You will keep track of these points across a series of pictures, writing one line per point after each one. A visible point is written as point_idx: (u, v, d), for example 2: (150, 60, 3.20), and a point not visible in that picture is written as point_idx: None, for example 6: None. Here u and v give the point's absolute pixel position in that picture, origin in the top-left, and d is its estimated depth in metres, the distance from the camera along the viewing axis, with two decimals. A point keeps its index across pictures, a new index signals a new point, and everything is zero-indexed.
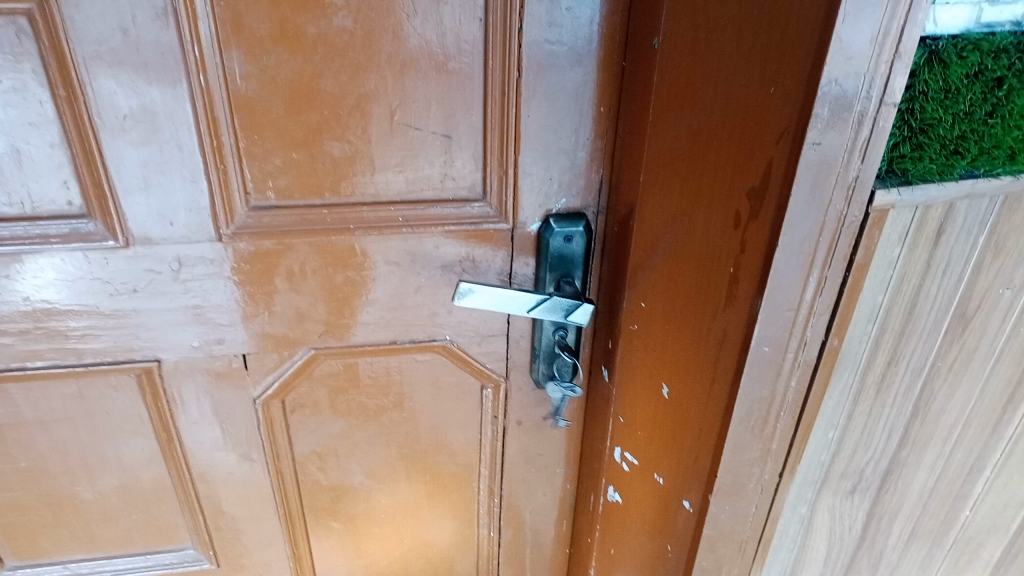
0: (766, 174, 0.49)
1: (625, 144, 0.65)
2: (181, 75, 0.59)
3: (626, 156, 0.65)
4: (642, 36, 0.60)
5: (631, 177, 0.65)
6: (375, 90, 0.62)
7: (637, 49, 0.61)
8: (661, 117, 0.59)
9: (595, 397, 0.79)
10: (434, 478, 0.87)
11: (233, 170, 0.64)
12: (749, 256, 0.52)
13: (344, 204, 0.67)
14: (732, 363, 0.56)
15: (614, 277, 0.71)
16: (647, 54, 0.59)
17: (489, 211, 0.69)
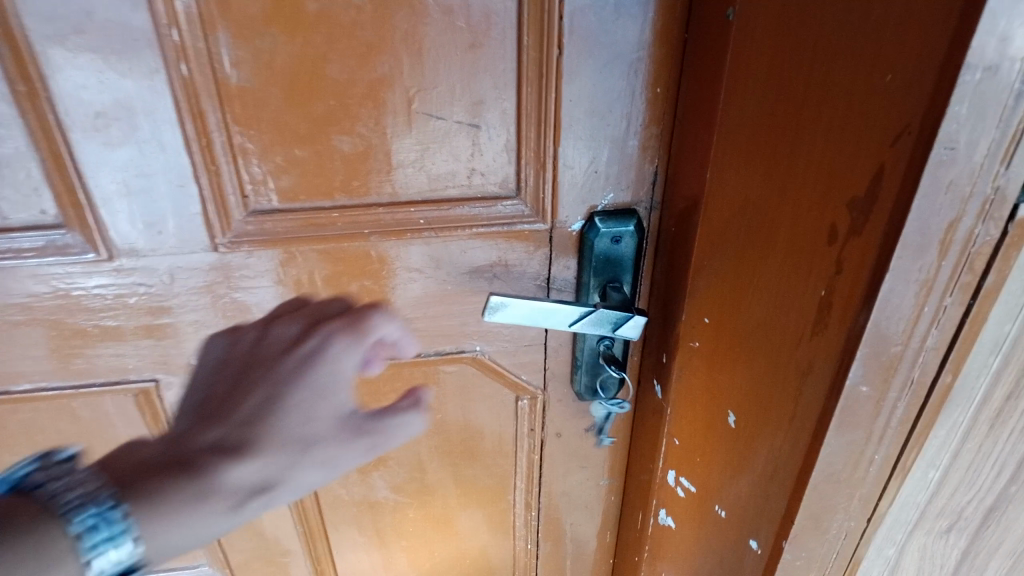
0: (875, 183, 0.39)
1: (688, 133, 0.55)
2: (160, 63, 0.50)
3: (688, 146, 0.55)
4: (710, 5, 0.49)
5: (695, 174, 0.55)
6: (388, 74, 0.53)
7: (704, 20, 0.50)
8: (738, 105, 0.48)
9: (644, 412, 0.71)
10: (466, 494, 0.80)
11: (228, 172, 0.55)
12: (848, 278, 0.43)
13: (357, 205, 0.58)
14: (821, 398, 0.47)
15: (670, 286, 0.61)
16: (718, 29, 0.48)
17: (523, 209, 0.60)
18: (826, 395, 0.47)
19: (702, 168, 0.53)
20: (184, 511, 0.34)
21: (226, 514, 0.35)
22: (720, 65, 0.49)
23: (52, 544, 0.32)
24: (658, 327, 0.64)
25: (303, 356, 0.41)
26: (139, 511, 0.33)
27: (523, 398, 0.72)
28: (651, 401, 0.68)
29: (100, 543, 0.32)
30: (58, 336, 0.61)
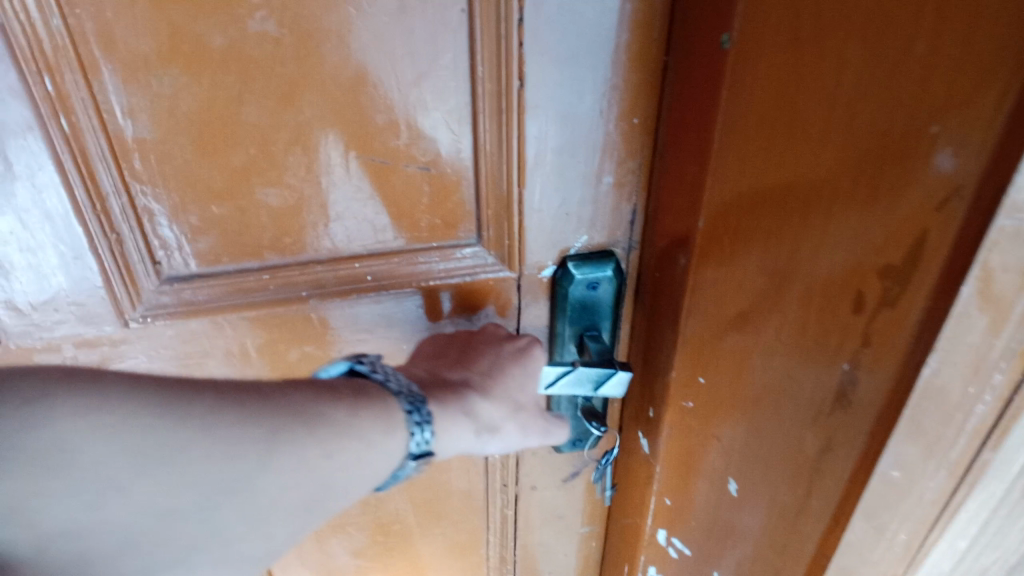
0: (916, 252, 0.33)
1: (670, 167, 0.48)
2: (34, 118, 0.41)
3: (672, 182, 0.48)
4: (696, 26, 0.41)
5: (681, 217, 0.47)
6: (319, 115, 0.44)
7: (689, 42, 0.42)
8: (735, 145, 0.41)
9: (626, 460, 0.64)
10: (435, 553, 0.73)
11: (133, 237, 0.46)
12: (880, 353, 0.36)
13: (292, 263, 0.50)
14: (843, 480, 0.41)
15: (654, 334, 0.54)
16: (709, 56, 0.41)
17: (486, 258, 0.52)
18: (851, 478, 0.41)
19: (688, 211, 0.46)
20: (453, 423, 0.44)
21: (473, 435, 0.45)
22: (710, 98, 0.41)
23: (393, 414, 0.41)
24: (643, 374, 0.57)
25: (518, 348, 0.50)
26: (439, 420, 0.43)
27: (493, 454, 0.64)
28: (634, 452, 0.62)
29: (415, 426, 0.41)
30: None
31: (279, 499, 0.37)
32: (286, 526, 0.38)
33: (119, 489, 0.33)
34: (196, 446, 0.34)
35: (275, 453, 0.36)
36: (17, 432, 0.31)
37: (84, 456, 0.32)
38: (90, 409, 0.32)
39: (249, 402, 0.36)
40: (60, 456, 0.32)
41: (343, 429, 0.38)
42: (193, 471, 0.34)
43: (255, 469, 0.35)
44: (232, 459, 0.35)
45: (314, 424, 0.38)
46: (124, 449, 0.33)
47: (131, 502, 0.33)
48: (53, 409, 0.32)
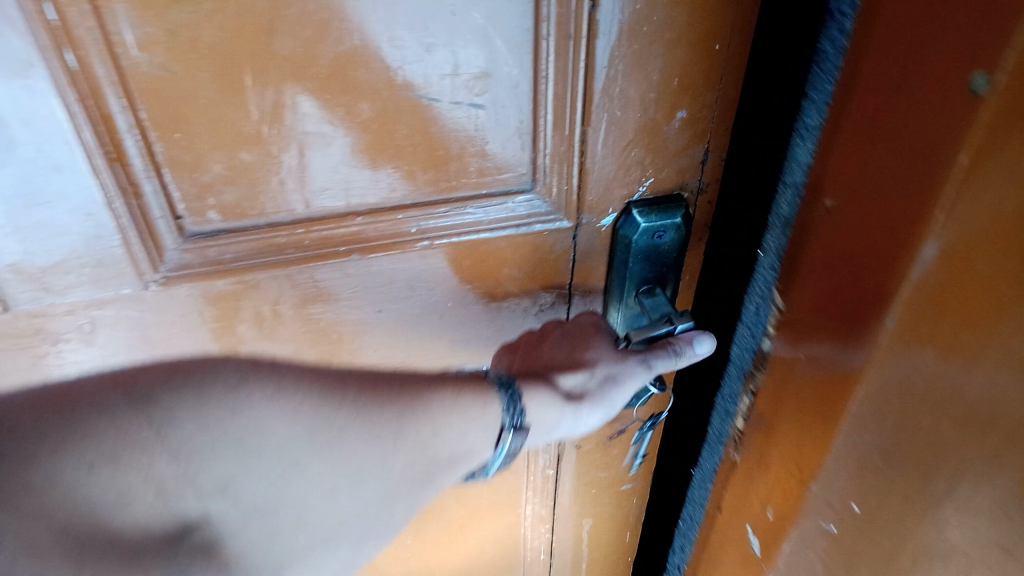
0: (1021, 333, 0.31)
1: (825, 210, 0.39)
2: (34, 54, 0.35)
3: (830, 232, 0.39)
4: (910, 49, 0.31)
5: (847, 279, 0.38)
6: (361, 46, 0.38)
7: (888, 64, 0.33)
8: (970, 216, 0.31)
9: (726, 500, 0.58)
10: (473, 521, 0.69)
11: (150, 189, 0.41)
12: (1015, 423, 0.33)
13: (330, 213, 0.45)
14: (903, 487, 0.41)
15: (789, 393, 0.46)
16: (932, 94, 0.31)
17: (542, 206, 0.47)
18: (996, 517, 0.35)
19: (863, 277, 0.37)
20: (544, 387, 0.48)
21: (560, 409, 0.48)
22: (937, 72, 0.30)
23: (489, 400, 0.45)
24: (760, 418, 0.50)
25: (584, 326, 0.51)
26: (528, 393, 0.46)
27: None
28: (739, 487, 0.55)
29: (508, 398, 0.45)
30: None
31: (401, 470, 0.40)
32: (409, 500, 0.41)
33: (298, 468, 0.36)
34: (349, 425, 0.38)
35: (406, 433, 0.40)
36: (218, 413, 0.33)
37: (272, 437, 0.35)
38: (275, 391, 0.36)
39: (335, 385, 0.39)
40: (250, 436, 0.34)
41: (450, 403, 0.42)
42: (354, 446, 0.38)
43: (391, 446, 0.39)
44: (379, 436, 0.39)
45: (420, 398, 0.41)
46: (299, 425, 0.36)
47: (313, 477, 0.36)
48: (245, 388, 0.34)
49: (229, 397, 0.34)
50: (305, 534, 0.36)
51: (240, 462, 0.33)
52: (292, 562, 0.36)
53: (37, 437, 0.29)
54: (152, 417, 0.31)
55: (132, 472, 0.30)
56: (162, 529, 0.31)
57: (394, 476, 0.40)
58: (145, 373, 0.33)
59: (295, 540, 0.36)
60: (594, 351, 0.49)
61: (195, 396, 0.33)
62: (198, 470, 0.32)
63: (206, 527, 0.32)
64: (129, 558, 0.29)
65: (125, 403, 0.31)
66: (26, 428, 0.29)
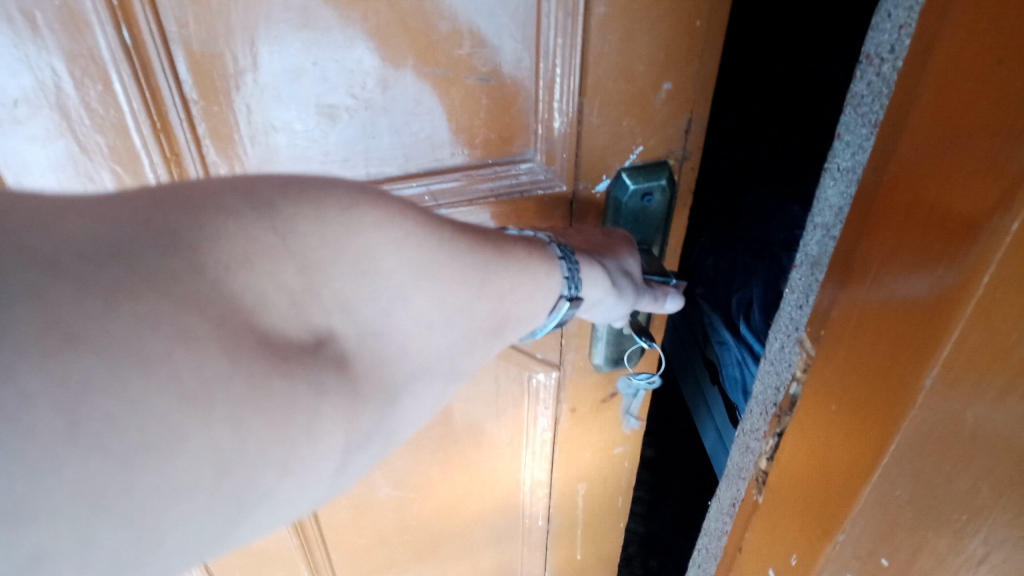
0: None
1: (863, 253, 0.37)
2: (91, 29, 0.39)
3: (870, 275, 0.37)
4: (958, 101, 0.30)
5: (886, 326, 0.36)
6: (383, 24, 0.43)
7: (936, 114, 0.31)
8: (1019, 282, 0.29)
9: (745, 539, 0.55)
10: (473, 477, 0.73)
11: (190, 155, 0.45)
12: None
13: (353, 183, 0.49)
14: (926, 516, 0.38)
15: (816, 436, 0.44)
16: (982, 149, 0.29)
17: (541, 173, 0.52)
18: None
19: (901, 330, 0.35)
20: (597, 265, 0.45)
21: (603, 290, 0.46)
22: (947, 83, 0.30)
23: (553, 272, 0.42)
24: (782, 459, 0.48)
25: (615, 236, 0.51)
26: (587, 266, 0.44)
27: (534, 376, 0.65)
28: (760, 527, 0.53)
29: (569, 271, 0.43)
30: None
31: (477, 323, 0.38)
32: (478, 355, 0.39)
33: (403, 298, 0.33)
34: (448, 267, 0.35)
35: (490, 285, 0.37)
36: (338, 232, 0.31)
37: (383, 265, 0.32)
38: (387, 220, 0.32)
39: (438, 223, 0.35)
40: (365, 259, 0.32)
41: (526, 264, 0.40)
42: (440, 289, 0.35)
43: (475, 294, 0.37)
44: (467, 284, 0.36)
45: (503, 252, 0.39)
46: (406, 254, 0.33)
47: (411, 313, 0.34)
48: (359, 210, 0.31)
49: (348, 215, 0.31)
50: (404, 367, 0.35)
51: (356, 284, 0.31)
52: (398, 398, 0.35)
53: (172, 233, 0.27)
54: (277, 225, 0.29)
55: (265, 275, 0.29)
56: (299, 336, 0.30)
57: (472, 326, 0.38)
58: (262, 181, 0.30)
59: (396, 371, 0.34)
60: (628, 254, 0.49)
61: (315, 209, 0.30)
62: (322, 282, 0.30)
63: (334, 341, 0.31)
64: (273, 359, 0.29)
65: (245, 204, 0.29)
66: (153, 224, 0.27)
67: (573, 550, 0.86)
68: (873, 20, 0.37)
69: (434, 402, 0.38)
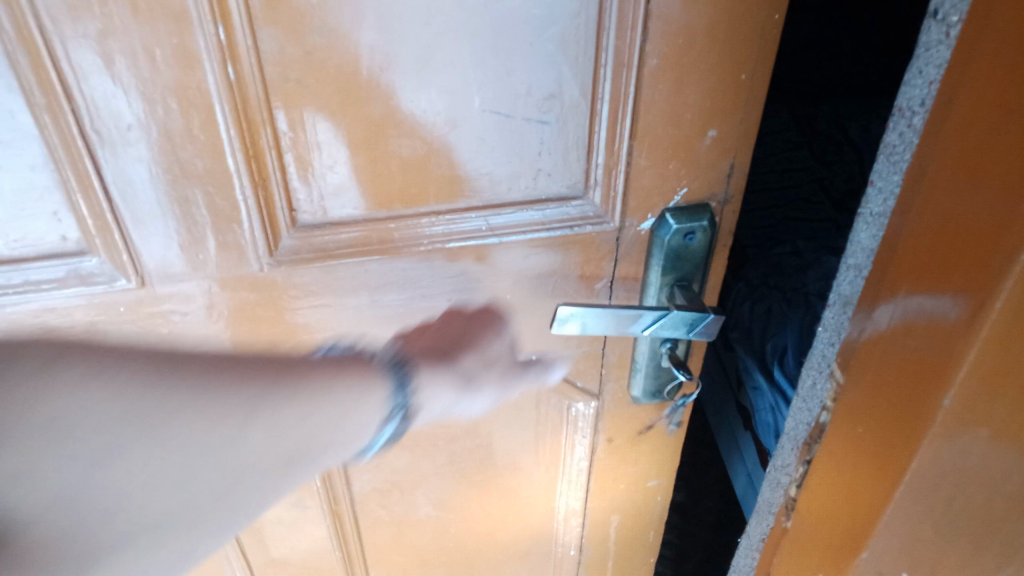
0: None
1: (891, 284, 0.40)
2: (202, 66, 0.44)
3: (896, 302, 0.39)
4: (980, 144, 0.33)
5: (911, 352, 0.39)
6: (456, 69, 0.47)
7: (959, 154, 0.34)
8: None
9: (774, 564, 0.57)
10: (510, 504, 0.76)
11: (275, 183, 0.49)
12: None
13: (419, 213, 0.53)
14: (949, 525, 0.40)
15: (846, 459, 0.46)
16: (1000, 188, 0.32)
17: (592, 211, 0.56)
18: None
19: (926, 355, 0.37)
20: (438, 379, 0.52)
21: (455, 393, 0.53)
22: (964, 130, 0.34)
23: (368, 390, 0.49)
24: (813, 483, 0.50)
25: (484, 314, 0.58)
26: (422, 380, 0.51)
27: (574, 405, 0.68)
28: (789, 552, 0.55)
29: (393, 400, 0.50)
30: None
31: (258, 459, 0.43)
32: (259, 487, 0.44)
33: (121, 448, 0.38)
34: (203, 405, 0.41)
35: (263, 412, 0.43)
36: (35, 420, 0.36)
37: (79, 418, 0.37)
38: (87, 378, 0.39)
39: (164, 367, 0.42)
40: (64, 414, 0.37)
41: (336, 384, 0.48)
42: (192, 434, 0.40)
43: (237, 435, 0.42)
44: (222, 427, 0.41)
45: (276, 383, 0.45)
46: (114, 410, 0.39)
47: (164, 446, 0.39)
48: (55, 377, 0.38)
49: (39, 377, 0.38)
50: (154, 510, 0.40)
51: (49, 434, 0.37)
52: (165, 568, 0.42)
53: None
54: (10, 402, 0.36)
55: None
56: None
57: (255, 457, 0.43)
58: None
59: (144, 514, 0.40)
60: (495, 345, 0.57)
61: (48, 380, 0.38)
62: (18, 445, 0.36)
63: (25, 509, 0.36)
64: None
65: None
66: None
67: None
68: (905, 76, 0.41)
69: (193, 559, 0.44)
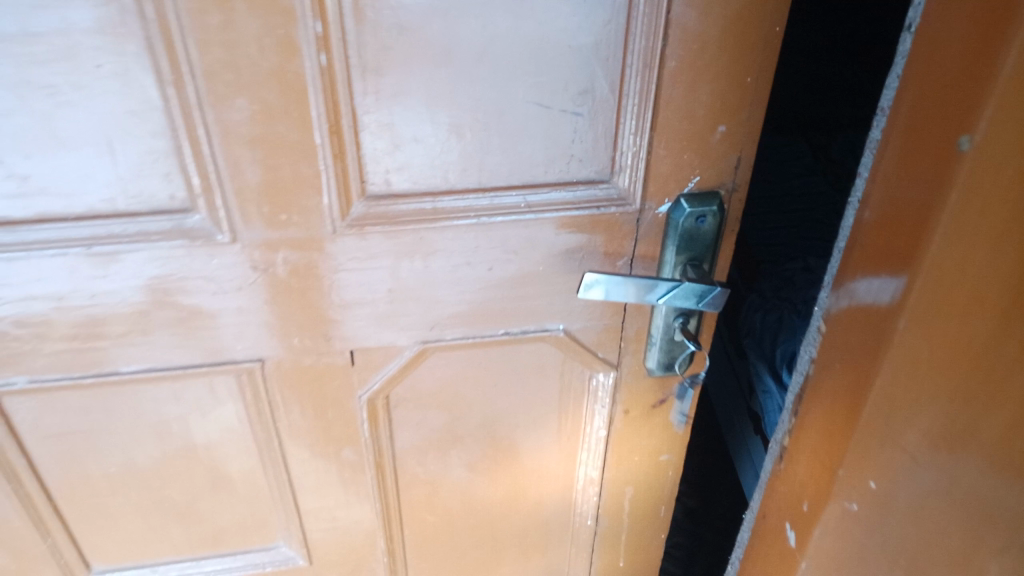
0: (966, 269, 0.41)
1: (860, 241, 0.49)
2: (299, 55, 0.53)
3: (864, 255, 0.49)
4: (924, 117, 0.43)
5: (875, 294, 0.48)
6: (506, 65, 0.57)
7: (910, 127, 0.44)
8: (959, 239, 0.41)
9: (766, 510, 0.64)
10: (534, 470, 0.84)
11: (350, 158, 0.59)
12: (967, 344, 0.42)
13: (468, 189, 0.62)
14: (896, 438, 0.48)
15: (829, 393, 0.54)
16: (937, 147, 0.42)
17: (616, 194, 0.64)
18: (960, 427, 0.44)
19: (887, 293, 0.46)
20: None
21: None
22: (915, 102, 0.44)
23: None
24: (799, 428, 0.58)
25: None
26: None
27: (595, 375, 0.76)
28: (778, 497, 0.62)
29: None
30: (172, 319, 0.64)
31: None
32: None
33: None
34: None
35: None
36: None
37: None
38: None
39: None
40: None
41: None
42: None
43: None
44: None
45: None
46: None
47: None
48: None
49: None
50: None
51: None
52: None
53: None
54: None
55: None
56: None
57: None
58: None
59: None
60: None
61: None
62: None
63: None
64: None
65: None
66: None
67: (616, 558, 0.94)
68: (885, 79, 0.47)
69: None
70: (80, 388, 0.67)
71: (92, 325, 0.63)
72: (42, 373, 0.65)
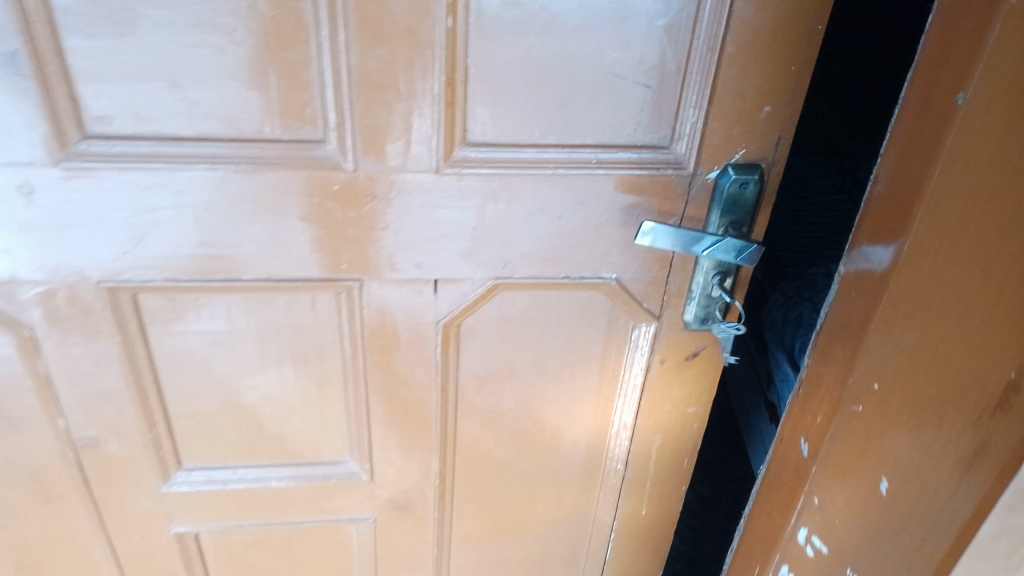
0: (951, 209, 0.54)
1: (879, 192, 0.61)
2: (431, 19, 0.66)
3: (881, 200, 0.61)
4: (931, 87, 0.56)
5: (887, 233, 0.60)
6: (595, 40, 0.69)
7: (922, 96, 0.57)
8: (949, 183, 0.54)
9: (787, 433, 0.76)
10: (576, 411, 0.95)
11: (459, 109, 0.71)
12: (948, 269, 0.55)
13: (550, 144, 0.74)
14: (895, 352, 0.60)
15: (844, 325, 0.66)
16: (940, 110, 0.54)
17: (675, 159, 0.76)
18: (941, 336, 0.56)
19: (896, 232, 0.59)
20: None
21: None
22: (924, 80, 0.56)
23: None
24: (820, 355, 0.70)
25: None
26: None
27: (639, 325, 0.87)
28: (799, 420, 0.74)
29: None
30: (292, 236, 0.76)
31: None
32: None
33: None
34: None
35: None
36: None
37: None
38: None
39: None
40: None
41: None
42: None
43: None
44: None
45: None
46: None
47: None
48: None
49: None
50: None
51: None
52: None
53: None
54: None
55: None
56: None
57: None
58: None
59: None
60: None
61: None
62: None
63: None
64: None
65: None
66: None
67: (639, 506, 1.05)
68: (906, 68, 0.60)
69: None
70: (207, 289, 0.79)
71: (226, 236, 0.76)
72: (178, 274, 0.78)
